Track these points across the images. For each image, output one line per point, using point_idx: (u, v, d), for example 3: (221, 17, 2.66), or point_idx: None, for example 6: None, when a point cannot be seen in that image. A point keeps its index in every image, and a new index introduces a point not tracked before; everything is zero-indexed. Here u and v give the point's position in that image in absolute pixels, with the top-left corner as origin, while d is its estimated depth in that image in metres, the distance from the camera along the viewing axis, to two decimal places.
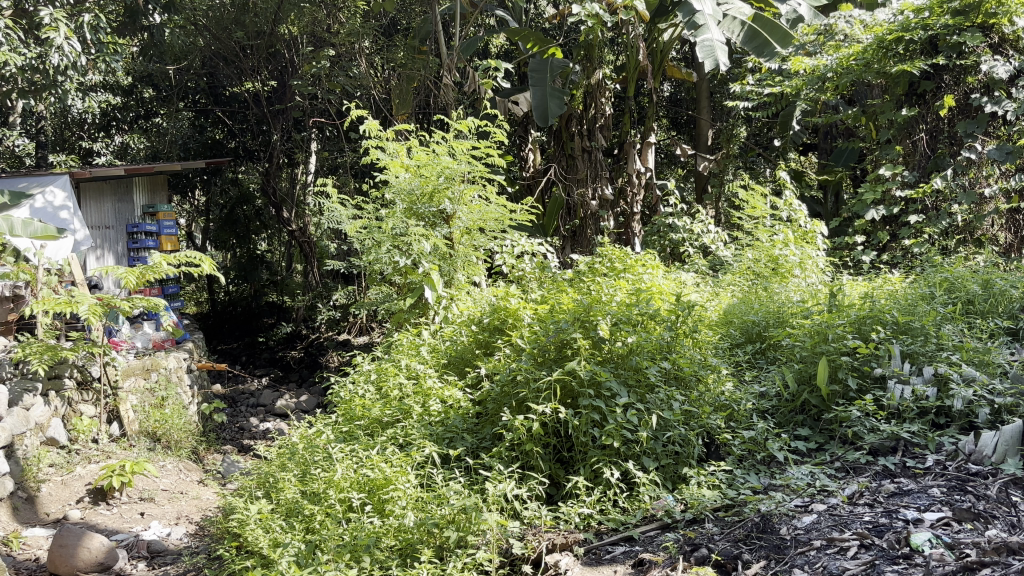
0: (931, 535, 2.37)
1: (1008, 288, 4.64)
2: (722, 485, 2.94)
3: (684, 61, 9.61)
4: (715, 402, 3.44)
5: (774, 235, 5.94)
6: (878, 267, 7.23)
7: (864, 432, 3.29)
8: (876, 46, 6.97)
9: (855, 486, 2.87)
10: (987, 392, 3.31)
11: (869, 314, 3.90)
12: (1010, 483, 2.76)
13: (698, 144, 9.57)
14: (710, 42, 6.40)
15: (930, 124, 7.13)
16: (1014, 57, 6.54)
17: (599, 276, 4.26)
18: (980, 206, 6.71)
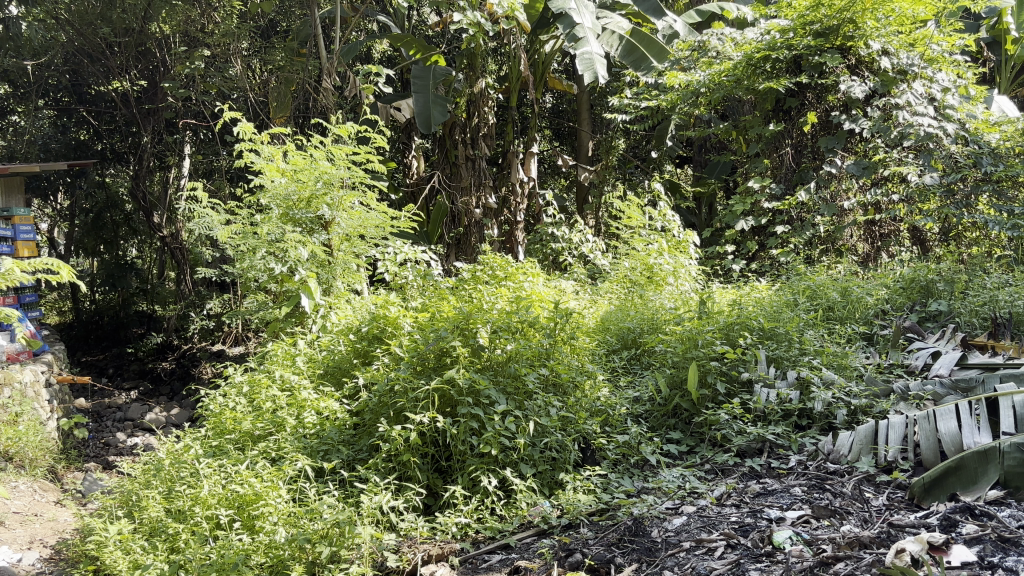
0: (792, 533, 2.48)
1: (864, 295, 4.92)
2: (597, 490, 2.99)
3: (565, 73, 9.79)
4: (592, 408, 3.50)
5: (649, 244, 6.12)
6: (747, 275, 7.55)
7: (732, 434, 3.41)
8: (746, 63, 7.33)
9: (723, 488, 2.98)
10: (844, 394, 3.51)
11: (736, 320, 4.06)
12: (864, 480, 2.92)
13: (579, 155, 9.75)
14: (589, 55, 6.52)
15: (795, 139, 7.52)
16: (869, 77, 6.99)
17: (481, 284, 4.29)
18: (840, 218, 7.09)
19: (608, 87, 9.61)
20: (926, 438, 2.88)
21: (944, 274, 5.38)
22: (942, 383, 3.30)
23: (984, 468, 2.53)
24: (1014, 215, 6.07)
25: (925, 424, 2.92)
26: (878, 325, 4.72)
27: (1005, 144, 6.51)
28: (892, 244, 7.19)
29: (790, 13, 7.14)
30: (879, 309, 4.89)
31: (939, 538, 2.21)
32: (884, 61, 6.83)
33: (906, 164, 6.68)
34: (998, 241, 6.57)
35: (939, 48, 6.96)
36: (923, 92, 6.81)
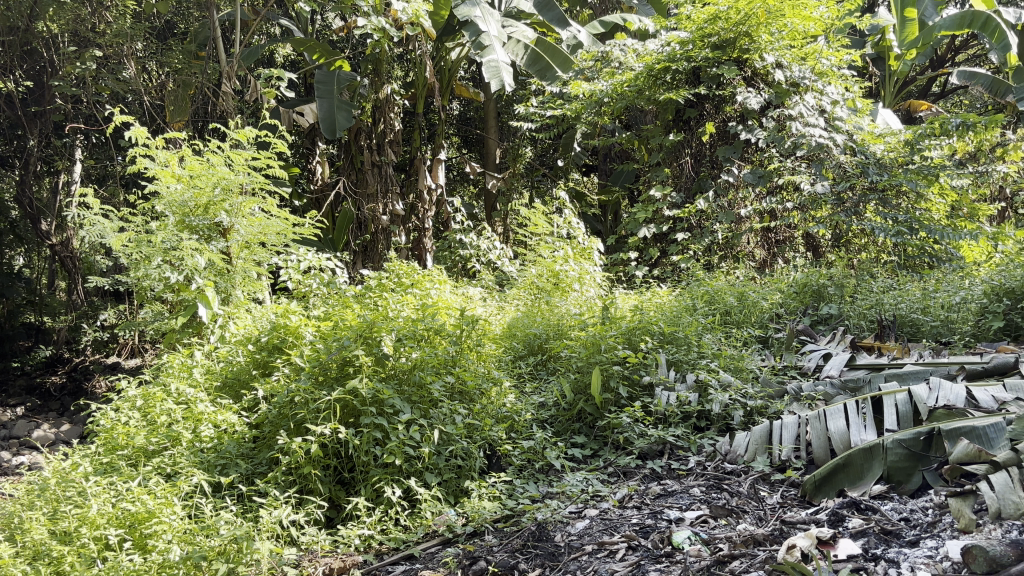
0: (690, 533, 2.54)
1: (759, 300, 5.09)
2: (502, 496, 3.00)
3: (472, 81, 9.81)
4: (497, 414, 3.50)
5: (554, 251, 6.19)
6: (650, 281, 7.72)
7: (634, 437, 3.47)
8: (647, 74, 7.52)
9: (624, 491, 3.03)
10: (740, 396, 3.62)
11: (637, 325, 4.16)
12: (759, 479, 3.01)
13: (486, 163, 9.80)
14: (495, 63, 6.60)
15: (694, 149, 7.73)
16: (764, 89, 7.26)
17: (386, 291, 4.26)
18: (737, 225, 7.32)
19: (514, 95, 9.69)
20: (817, 437, 3.00)
21: (835, 279, 5.62)
22: (832, 384, 3.50)
23: (869, 465, 2.67)
24: (898, 223, 6.39)
25: (817, 423, 3.04)
26: (772, 328, 4.90)
27: (888, 155, 6.84)
28: (788, 251, 7.34)
29: (688, 25, 7.36)
30: (773, 313, 5.09)
31: (827, 533, 2.30)
32: (778, 74, 7.09)
33: (799, 173, 6.97)
34: (884, 247, 6.90)
35: (828, 63, 7.20)
36: (813, 103, 7.07)
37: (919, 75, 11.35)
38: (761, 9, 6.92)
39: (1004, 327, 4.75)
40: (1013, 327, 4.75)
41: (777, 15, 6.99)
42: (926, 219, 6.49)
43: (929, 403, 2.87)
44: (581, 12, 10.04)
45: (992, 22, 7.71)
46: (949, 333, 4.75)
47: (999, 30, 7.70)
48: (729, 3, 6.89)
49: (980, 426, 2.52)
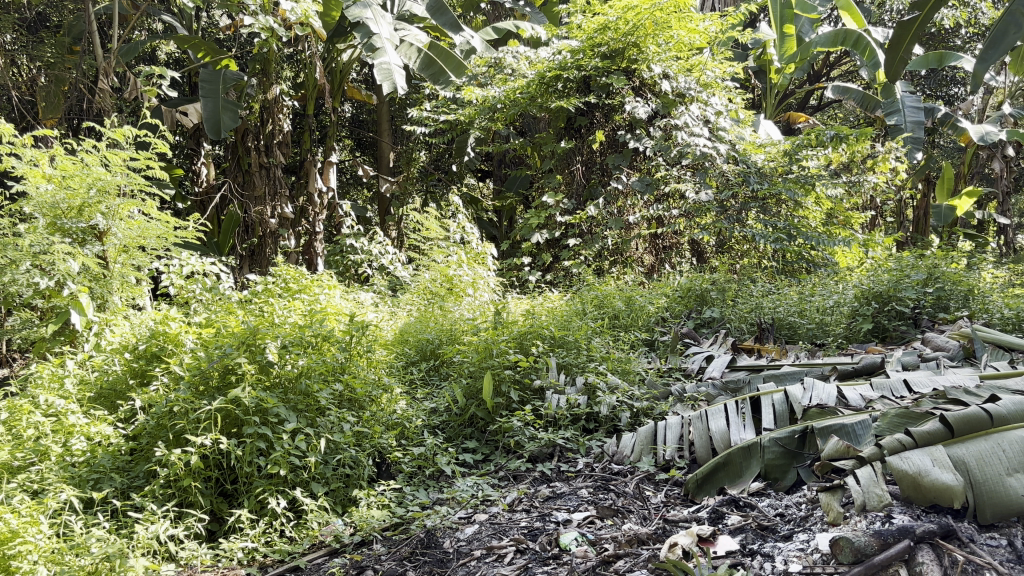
0: (577, 534, 2.58)
1: (646, 304, 5.22)
2: (391, 504, 2.96)
3: (364, 83, 9.70)
4: (388, 421, 3.47)
5: (448, 255, 6.18)
6: (542, 286, 7.80)
7: (524, 441, 3.47)
8: (539, 82, 7.60)
9: (514, 494, 3.04)
10: (627, 398, 3.71)
11: (529, 329, 4.19)
12: (645, 478, 3.09)
13: (379, 166, 9.70)
14: (388, 64, 6.51)
15: (585, 156, 7.87)
16: (652, 99, 7.47)
17: (273, 297, 4.16)
18: (626, 232, 7.49)
19: (408, 99, 9.63)
20: (700, 437, 3.10)
21: (717, 284, 5.82)
22: (714, 386, 3.64)
23: (747, 462, 2.77)
24: (777, 229, 6.81)
25: (699, 423, 3.15)
26: (658, 331, 5.03)
27: (768, 164, 7.25)
28: (674, 256, 7.65)
29: (579, 34, 7.47)
30: (659, 317, 5.23)
31: (707, 530, 2.37)
32: (665, 84, 7.31)
33: (684, 181, 7.24)
34: (763, 252, 7.24)
35: (712, 74, 7.54)
36: (698, 114, 7.32)
37: (798, 88, 11.91)
38: (649, 20, 7.07)
39: (873, 329, 5.04)
40: (880, 329, 5.05)
41: (664, 26, 7.18)
42: (803, 227, 6.99)
43: (803, 402, 3.00)
44: (475, 18, 10.08)
45: (863, 40, 8.12)
46: (824, 335, 4.99)
47: (870, 48, 8.11)
48: (618, 13, 7.00)
49: (848, 424, 2.64)
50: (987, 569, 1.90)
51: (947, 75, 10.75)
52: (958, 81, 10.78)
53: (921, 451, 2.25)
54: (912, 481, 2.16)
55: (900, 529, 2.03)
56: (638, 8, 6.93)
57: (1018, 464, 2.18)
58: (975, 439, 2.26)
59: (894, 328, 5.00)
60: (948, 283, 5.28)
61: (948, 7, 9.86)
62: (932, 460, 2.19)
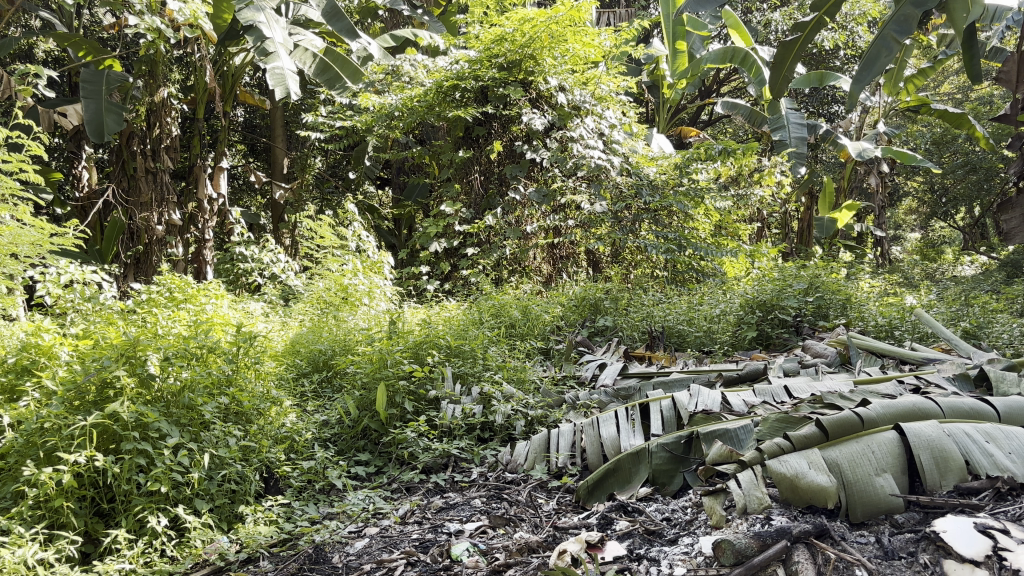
0: (468, 545, 2.57)
1: (541, 313, 5.27)
2: (279, 519, 2.89)
3: (258, 87, 9.47)
4: (276, 435, 3.38)
5: (342, 264, 6.09)
6: (440, 295, 7.76)
7: (418, 452, 3.43)
8: (436, 90, 7.56)
9: (406, 506, 3.01)
10: (522, 407, 3.74)
11: (424, 339, 4.16)
12: (537, 487, 3.11)
13: (273, 172, 9.48)
14: (280, 70, 6.39)
15: (483, 166, 7.88)
16: (548, 111, 7.57)
17: (158, 307, 4.01)
18: (524, 241, 7.55)
19: (303, 105, 9.45)
20: (591, 444, 3.17)
21: (610, 293, 5.94)
22: (606, 393, 3.74)
23: (635, 468, 2.83)
24: (668, 240, 7.14)
25: (590, 431, 3.23)
26: (553, 340, 5.08)
27: (660, 177, 7.49)
28: (571, 266, 7.83)
29: (476, 45, 7.49)
30: (554, 326, 5.28)
31: (595, 536, 2.40)
32: (561, 97, 7.43)
33: (579, 192, 7.36)
34: (655, 263, 7.48)
35: (606, 88, 7.72)
36: (593, 126, 7.50)
37: (690, 103, 12.27)
38: (545, 33, 7.17)
39: (757, 336, 5.23)
40: (764, 336, 5.24)
41: (559, 40, 7.30)
42: (693, 238, 7.32)
43: (690, 408, 3.09)
44: (372, 24, 9.99)
45: (750, 59, 8.43)
46: (711, 342, 5.16)
47: (757, 66, 8.44)
48: (514, 25, 7.06)
49: (732, 429, 2.74)
50: (858, 565, 1.99)
51: (827, 94, 11.30)
52: (838, 100, 11.34)
53: (799, 454, 2.34)
54: (790, 484, 2.24)
55: (778, 530, 2.11)
56: (535, 21, 7.00)
57: (887, 464, 2.30)
58: (848, 441, 2.37)
59: (777, 335, 5.21)
60: (827, 292, 5.54)
61: (828, 29, 10.37)
62: (808, 463, 2.28)
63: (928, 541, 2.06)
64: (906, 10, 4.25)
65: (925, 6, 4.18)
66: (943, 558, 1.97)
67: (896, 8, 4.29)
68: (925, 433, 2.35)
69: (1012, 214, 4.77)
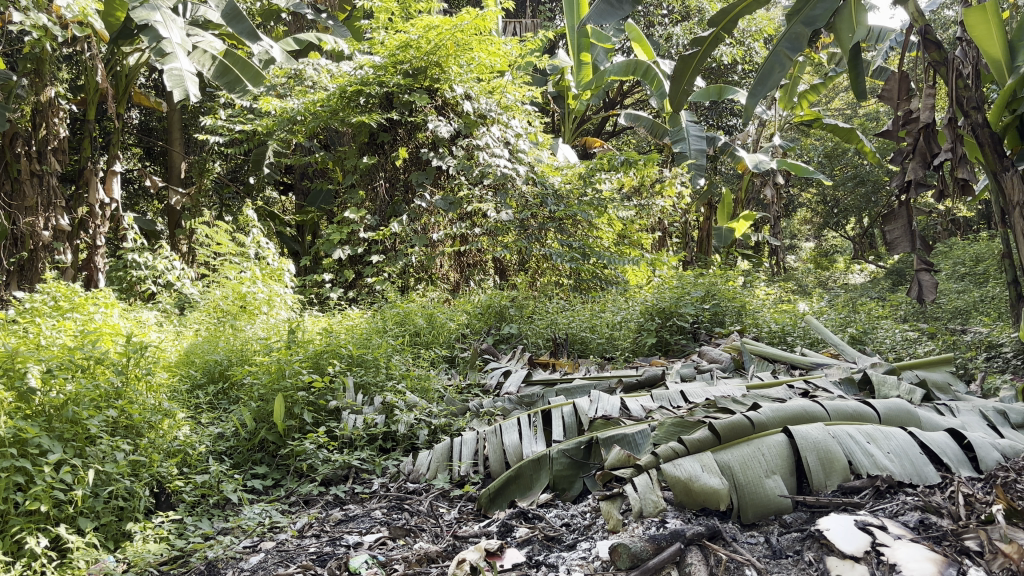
0: (367, 557, 2.53)
1: (446, 321, 5.26)
2: (170, 536, 2.77)
3: (154, 89, 9.16)
4: (168, 448, 3.24)
5: (241, 271, 5.94)
6: (344, 302, 7.64)
7: (317, 464, 3.36)
8: (340, 96, 7.39)
9: (304, 519, 2.95)
10: (425, 416, 3.72)
11: (325, 348, 4.09)
12: (440, 496, 3.09)
13: (169, 177, 9.16)
14: (178, 71, 6.16)
15: (388, 172, 7.80)
16: (454, 119, 7.57)
17: (42, 316, 3.83)
18: (430, 249, 7.52)
19: (202, 108, 9.21)
20: (493, 452, 3.18)
21: (515, 301, 5.97)
22: (510, 400, 3.77)
23: (536, 475, 2.86)
24: (572, 249, 7.31)
25: (493, 439, 3.24)
26: (458, 348, 5.06)
27: (565, 186, 7.64)
28: (477, 273, 7.76)
29: (381, 51, 7.44)
30: (459, 334, 5.27)
31: (495, 544, 2.39)
32: (467, 105, 7.45)
33: (485, 201, 7.38)
34: (560, 271, 7.57)
35: (512, 98, 7.80)
36: (499, 135, 7.59)
37: (594, 114, 12.50)
38: (450, 41, 7.19)
39: (656, 343, 5.35)
40: (663, 342, 5.37)
41: (464, 48, 7.34)
42: (596, 247, 7.48)
43: (590, 414, 3.14)
44: (277, 28, 9.85)
45: (652, 72, 8.63)
46: (613, 349, 5.23)
47: (658, 79, 8.67)
48: (420, 32, 7.04)
49: (630, 434, 2.80)
50: (747, 565, 2.04)
51: (725, 107, 11.69)
52: (735, 114, 11.75)
53: (693, 458, 2.39)
54: (684, 486, 2.29)
55: (671, 533, 2.14)
56: (440, 28, 7.01)
57: (776, 466, 2.38)
58: (740, 443, 2.45)
59: (676, 342, 5.35)
60: (723, 300, 5.72)
61: (726, 45, 10.75)
62: (701, 466, 2.34)
63: (813, 539, 2.13)
64: (796, 28, 4.42)
65: (814, 25, 4.37)
66: (827, 555, 2.03)
67: (787, 26, 4.46)
68: (812, 435, 2.45)
69: (895, 225, 5.01)
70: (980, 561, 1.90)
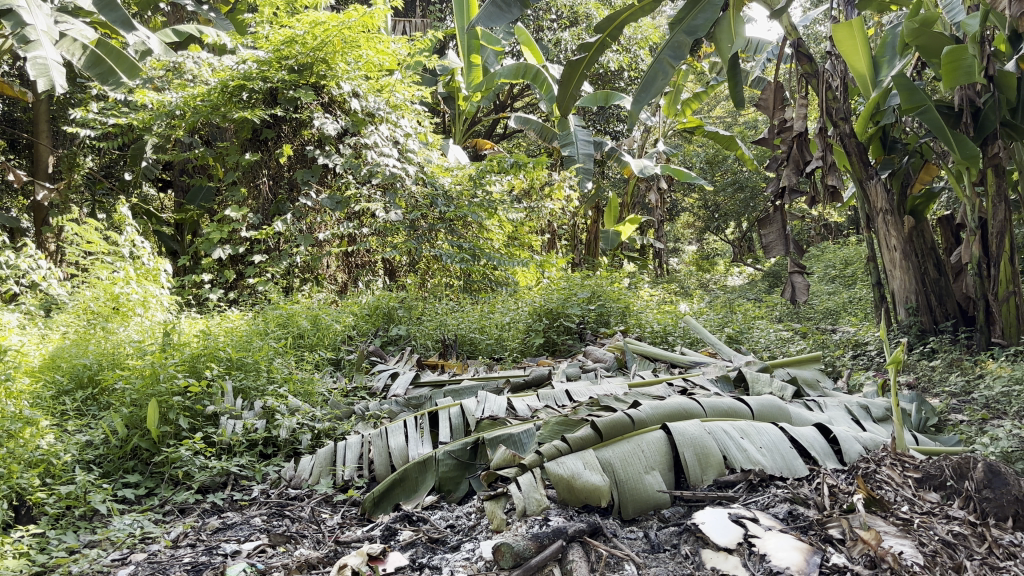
0: (245, 565, 2.42)
1: (331, 323, 5.16)
2: (31, 552, 2.54)
3: (19, 77, 8.64)
4: (29, 458, 3.01)
5: (113, 271, 5.67)
6: (225, 303, 7.38)
7: (193, 471, 3.22)
8: (221, 90, 7.11)
9: (179, 529, 2.83)
10: (308, 420, 3.66)
11: (202, 352, 3.94)
12: (322, 501, 3.04)
13: (35, 171, 8.63)
14: (43, 59, 5.79)
15: (271, 170, 7.59)
16: (341, 116, 7.41)
17: None
18: (316, 249, 7.37)
19: (71, 98, 8.73)
20: (378, 455, 3.15)
21: (404, 303, 5.94)
22: (397, 402, 3.75)
23: (422, 477, 2.86)
24: (463, 250, 7.33)
25: (378, 442, 3.22)
26: (344, 350, 4.97)
27: (455, 187, 7.69)
28: (365, 274, 7.68)
29: (265, 45, 7.24)
30: (345, 335, 5.19)
31: (377, 548, 2.36)
32: (354, 102, 7.30)
33: (374, 200, 7.31)
34: (450, 272, 7.59)
35: (401, 97, 7.75)
36: (387, 133, 7.55)
37: (485, 116, 12.57)
38: (336, 37, 7.09)
39: (544, 343, 5.40)
40: (550, 342, 5.42)
41: (352, 45, 7.25)
42: (485, 249, 7.51)
43: (477, 414, 3.16)
44: (155, 18, 9.49)
45: (541, 75, 8.72)
46: (501, 350, 5.24)
47: (547, 82, 8.76)
48: (305, 27, 6.94)
49: (515, 433, 2.83)
50: (626, 560, 2.09)
51: (613, 113, 11.98)
52: (622, 119, 12.06)
53: (576, 455, 2.42)
54: (566, 484, 2.30)
55: (554, 530, 2.16)
56: (326, 24, 6.91)
57: (655, 462, 2.45)
58: (620, 441, 2.50)
59: (562, 342, 5.37)
60: (608, 301, 5.86)
61: (613, 51, 11.00)
62: (583, 464, 2.37)
63: (689, 533, 2.20)
64: (679, 37, 4.55)
65: (696, 34, 4.50)
66: (702, 548, 2.11)
67: (670, 35, 4.58)
68: (689, 431, 2.53)
69: (770, 229, 5.23)
70: (841, 548, 2.00)
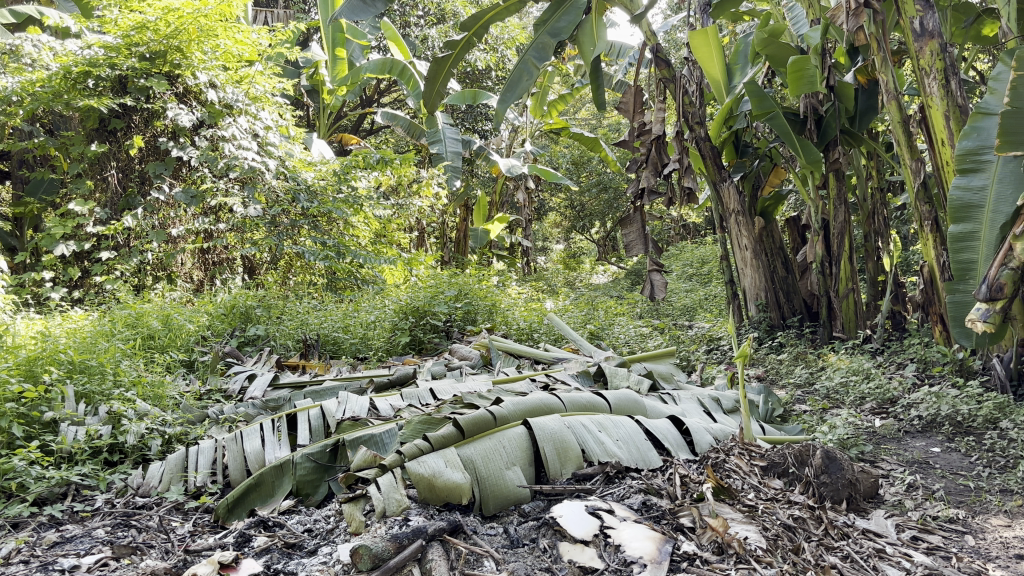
0: None
1: (184, 323, 4.94)
2: None
3: None
4: None
5: None
6: (69, 303, 6.91)
7: (28, 481, 2.98)
8: (63, 76, 6.63)
9: (10, 544, 2.60)
10: (158, 425, 3.48)
11: (40, 355, 3.69)
12: (173, 509, 2.89)
13: None
14: None
15: (121, 162, 7.15)
16: (197, 108, 7.12)
17: None
18: (170, 245, 7.03)
19: None
20: (232, 460, 3.04)
21: (262, 302, 5.76)
22: (253, 405, 3.64)
23: (278, 481, 2.77)
24: (326, 247, 7.22)
25: (233, 446, 3.10)
26: (198, 351, 4.76)
27: (319, 182, 7.51)
28: (223, 272, 7.39)
29: (112, 30, 6.80)
30: (199, 336, 4.97)
31: (229, 556, 2.27)
32: (211, 93, 7.02)
33: (232, 195, 7.04)
34: (313, 270, 7.46)
35: (261, 89, 7.49)
36: (246, 126, 7.27)
37: (350, 110, 12.35)
38: (192, 25, 6.81)
39: (410, 341, 5.36)
40: (416, 341, 5.40)
41: (209, 34, 6.98)
42: (350, 245, 7.49)
43: (337, 416, 3.10)
44: None
45: (407, 72, 8.61)
46: (366, 350, 5.15)
47: (414, 79, 8.68)
48: (157, 13, 6.60)
49: (377, 434, 2.79)
50: (485, 557, 2.09)
51: (480, 112, 12.07)
52: (489, 118, 12.15)
53: (438, 454, 2.40)
54: (427, 483, 2.28)
55: (414, 530, 2.12)
56: (180, 11, 6.63)
57: (516, 458, 2.47)
58: (482, 438, 2.51)
59: (428, 340, 5.38)
60: (474, 298, 5.89)
61: (481, 50, 11.05)
62: (445, 462, 2.35)
63: (547, 526, 2.23)
64: (543, 38, 4.61)
65: (559, 36, 4.58)
66: (560, 541, 2.14)
67: (534, 35, 4.62)
68: (549, 427, 2.58)
69: (630, 228, 5.36)
70: (692, 536, 2.08)
